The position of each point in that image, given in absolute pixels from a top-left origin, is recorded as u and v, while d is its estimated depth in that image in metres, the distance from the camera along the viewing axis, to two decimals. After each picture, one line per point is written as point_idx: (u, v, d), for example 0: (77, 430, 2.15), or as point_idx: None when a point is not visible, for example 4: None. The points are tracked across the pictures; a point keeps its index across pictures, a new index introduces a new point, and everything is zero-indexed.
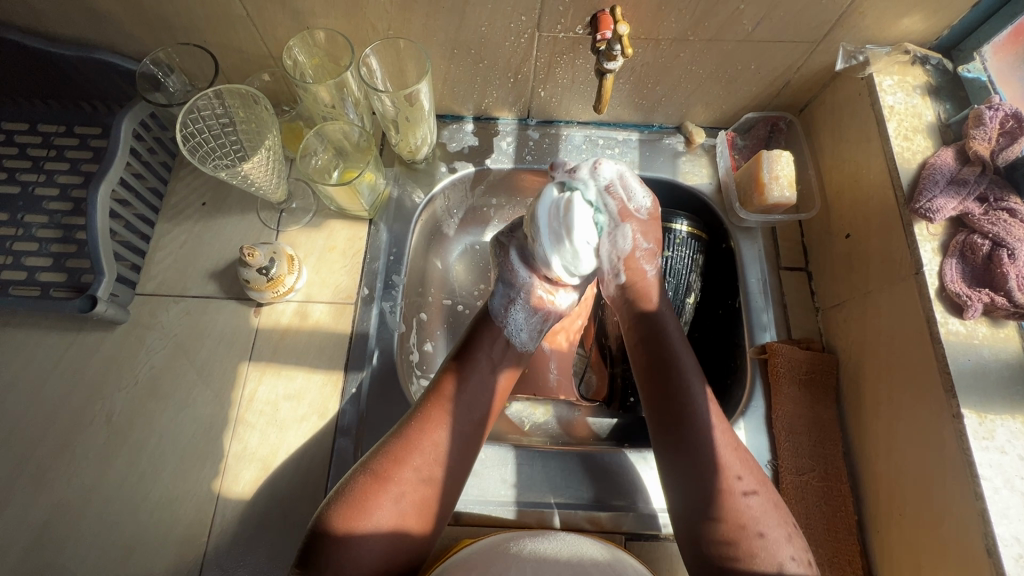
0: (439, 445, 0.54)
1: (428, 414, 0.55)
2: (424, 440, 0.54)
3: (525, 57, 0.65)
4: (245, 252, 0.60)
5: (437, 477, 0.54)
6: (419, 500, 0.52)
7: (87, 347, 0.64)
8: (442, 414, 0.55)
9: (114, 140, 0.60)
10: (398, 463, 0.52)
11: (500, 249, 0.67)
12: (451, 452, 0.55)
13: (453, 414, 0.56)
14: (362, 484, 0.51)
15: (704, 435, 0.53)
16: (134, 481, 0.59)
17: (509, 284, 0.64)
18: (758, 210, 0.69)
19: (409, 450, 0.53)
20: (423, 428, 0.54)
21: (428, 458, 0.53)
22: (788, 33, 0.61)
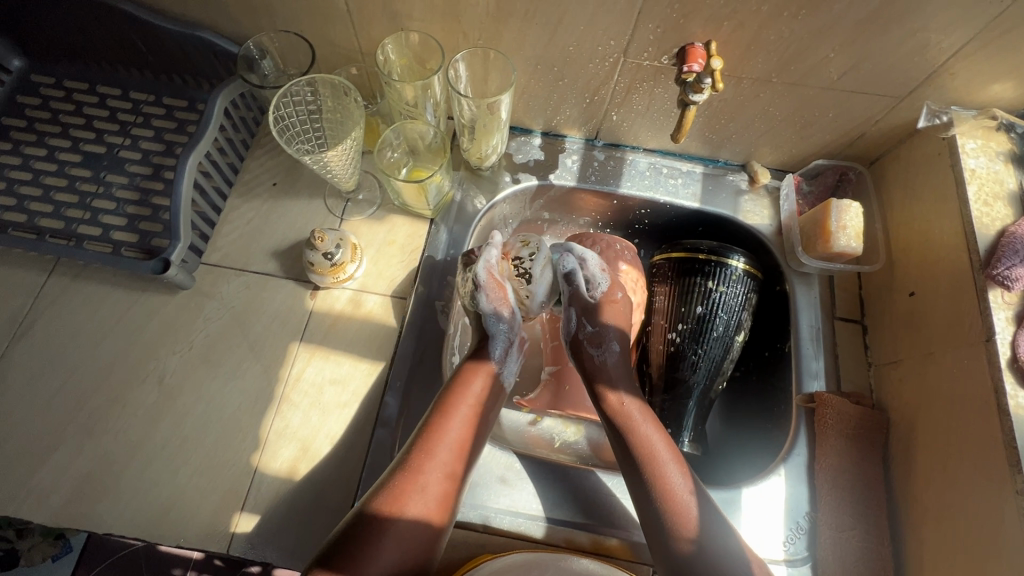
0: (445, 443, 0.55)
1: (443, 411, 0.58)
2: (433, 440, 0.55)
3: (606, 79, 0.66)
4: (316, 235, 0.62)
5: (447, 473, 0.54)
6: (435, 493, 0.53)
7: (149, 308, 0.66)
8: (445, 415, 0.57)
9: (208, 115, 0.63)
10: (416, 461, 0.54)
11: (494, 284, 0.64)
12: (461, 450, 0.56)
13: (455, 413, 0.57)
14: (387, 483, 0.53)
15: (655, 458, 0.57)
16: (177, 444, 0.60)
17: (509, 327, 0.66)
18: (821, 256, 0.68)
19: (421, 451, 0.54)
20: (433, 430, 0.56)
21: (436, 455, 0.54)
22: (874, 86, 0.61)
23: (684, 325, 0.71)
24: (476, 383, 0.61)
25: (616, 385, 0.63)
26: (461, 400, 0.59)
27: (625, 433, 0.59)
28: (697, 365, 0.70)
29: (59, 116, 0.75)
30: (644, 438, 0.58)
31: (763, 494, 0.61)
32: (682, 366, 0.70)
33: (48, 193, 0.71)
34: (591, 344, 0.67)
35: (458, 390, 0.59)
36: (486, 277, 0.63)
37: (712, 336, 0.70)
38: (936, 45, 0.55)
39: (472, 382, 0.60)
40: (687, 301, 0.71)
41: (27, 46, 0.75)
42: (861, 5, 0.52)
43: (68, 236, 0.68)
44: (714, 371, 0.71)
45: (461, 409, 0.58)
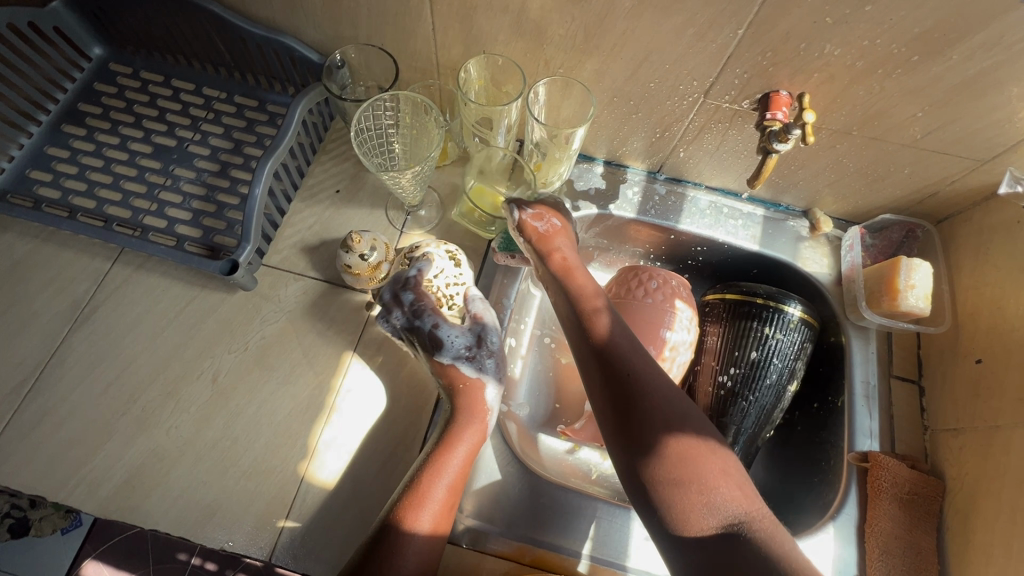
0: (428, 514, 0.52)
1: (452, 431, 0.57)
2: (421, 504, 0.52)
3: (680, 117, 0.66)
4: (352, 237, 0.62)
5: (431, 542, 0.52)
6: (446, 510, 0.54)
7: (208, 305, 0.66)
8: (434, 476, 0.54)
9: (288, 121, 0.63)
10: (428, 478, 0.54)
11: (421, 312, 0.61)
12: (446, 518, 0.53)
13: (442, 473, 0.54)
14: (403, 501, 0.53)
15: (633, 386, 0.49)
16: (227, 445, 0.60)
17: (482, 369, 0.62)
18: (885, 313, 0.67)
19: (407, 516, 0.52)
20: (415, 496, 0.53)
21: (419, 523, 0.52)
22: (957, 148, 0.60)
23: (736, 369, 0.70)
24: (463, 448, 0.56)
25: (570, 269, 0.59)
26: (469, 419, 0.58)
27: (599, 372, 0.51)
28: (747, 411, 0.69)
29: (133, 107, 0.77)
30: (620, 368, 0.50)
31: (812, 551, 0.59)
32: (732, 411, 0.69)
33: (118, 181, 0.72)
34: (534, 220, 0.62)
35: (443, 457, 0.55)
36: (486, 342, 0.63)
37: (765, 383, 0.69)
38: None
39: (459, 443, 0.56)
40: (741, 345, 0.70)
41: (110, 36, 0.77)
42: (961, 69, 0.51)
43: (135, 226, 0.69)
44: (763, 419, 0.70)
45: (452, 471, 0.55)
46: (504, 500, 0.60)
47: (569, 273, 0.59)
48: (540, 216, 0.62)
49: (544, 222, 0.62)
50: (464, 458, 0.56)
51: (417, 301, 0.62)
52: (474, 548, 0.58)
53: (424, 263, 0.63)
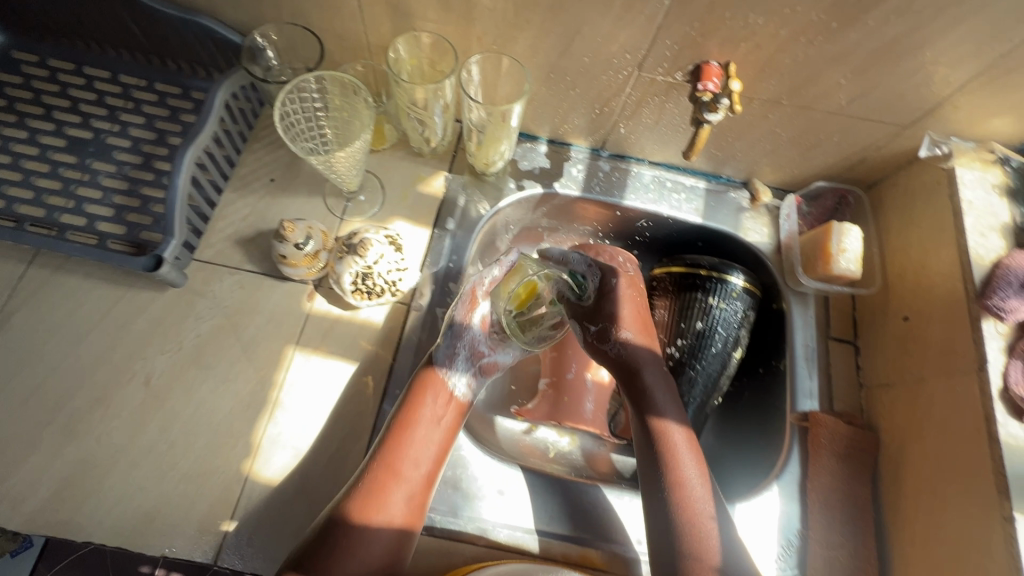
0: (382, 514, 0.51)
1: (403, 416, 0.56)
2: (375, 503, 0.52)
3: (617, 91, 0.66)
4: (285, 225, 0.59)
5: (387, 545, 0.51)
6: (407, 499, 0.53)
7: (136, 305, 0.63)
8: (390, 474, 0.53)
9: (209, 106, 0.60)
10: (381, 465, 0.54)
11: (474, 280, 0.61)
12: (407, 517, 0.53)
13: (398, 473, 0.53)
14: (356, 489, 0.52)
15: (678, 450, 0.55)
16: (164, 449, 0.57)
17: (455, 337, 0.59)
18: (821, 278, 0.69)
19: (361, 516, 0.51)
20: (366, 493, 0.52)
21: (372, 522, 0.51)
22: (880, 114, 0.62)
23: (683, 340, 0.71)
24: (422, 449, 0.55)
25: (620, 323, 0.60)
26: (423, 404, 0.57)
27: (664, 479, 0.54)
28: (694, 380, 0.70)
29: (42, 98, 0.71)
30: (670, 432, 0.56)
31: (756, 509, 0.62)
32: (680, 381, 0.71)
33: (29, 178, 0.67)
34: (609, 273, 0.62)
35: (395, 454, 0.54)
36: (487, 347, 0.61)
37: (711, 352, 0.71)
38: (942, 79, 0.56)
39: (413, 425, 0.56)
40: (687, 316, 0.72)
41: (11, 21, 0.71)
42: (878, 34, 0.53)
43: (50, 226, 0.65)
44: (710, 387, 0.71)
45: (409, 472, 0.54)
46: (457, 484, 0.60)
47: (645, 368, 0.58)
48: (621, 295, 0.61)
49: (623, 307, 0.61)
50: (423, 460, 0.55)
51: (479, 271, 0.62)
52: (429, 533, 0.58)
53: (360, 248, 0.60)
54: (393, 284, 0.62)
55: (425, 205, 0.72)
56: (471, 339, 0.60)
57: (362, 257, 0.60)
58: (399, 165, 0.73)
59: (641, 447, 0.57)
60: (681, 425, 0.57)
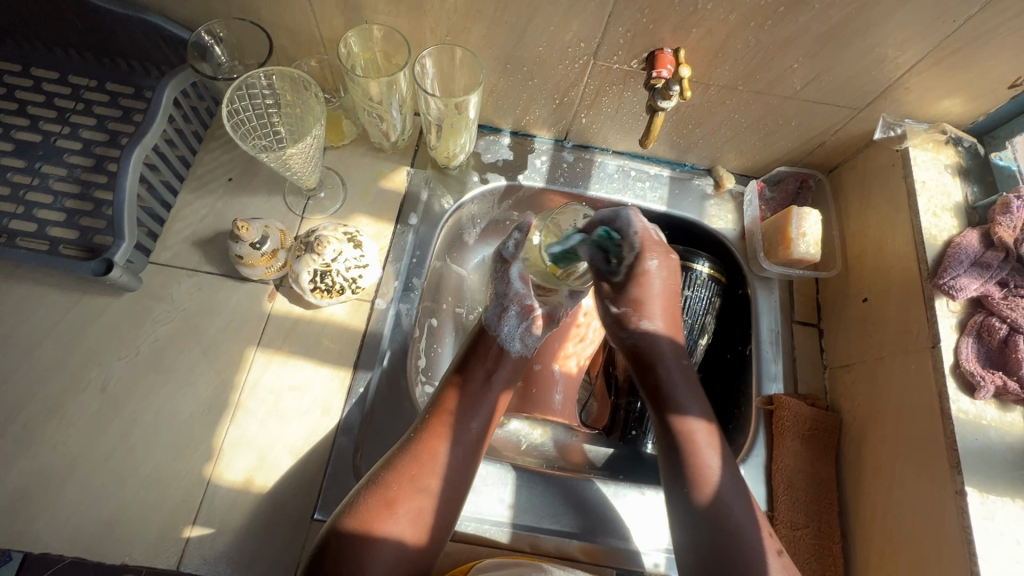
0: (431, 478, 0.51)
1: (433, 425, 0.54)
2: (423, 469, 0.51)
3: (575, 81, 0.65)
4: (238, 225, 0.57)
5: (433, 508, 0.51)
6: (421, 513, 0.50)
7: (90, 311, 0.61)
8: (442, 438, 0.53)
9: (155, 105, 0.59)
10: (405, 471, 0.51)
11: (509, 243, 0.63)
12: (424, 526, 0.50)
13: (450, 437, 0.54)
14: (368, 496, 0.49)
15: (695, 444, 0.53)
16: (122, 456, 0.56)
17: (501, 297, 0.61)
18: (781, 262, 0.70)
19: (404, 482, 0.50)
20: (415, 458, 0.52)
21: (420, 487, 0.50)
22: (834, 97, 0.62)
23: None
24: (475, 414, 0.56)
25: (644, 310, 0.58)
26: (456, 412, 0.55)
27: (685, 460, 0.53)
28: None
29: None
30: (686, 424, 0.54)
31: None
32: None
33: None
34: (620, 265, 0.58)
35: (452, 416, 0.55)
36: (533, 299, 0.62)
37: None
38: (892, 60, 0.57)
39: (443, 434, 0.54)
40: None
41: None
42: (825, 17, 0.53)
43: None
44: None
45: (460, 436, 0.54)
46: None
47: (658, 348, 0.58)
48: (655, 273, 0.57)
49: (650, 286, 0.58)
50: (477, 424, 0.56)
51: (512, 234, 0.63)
52: None
53: (316, 245, 0.59)
54: (353, 282, 0.62)
55: (387, 201, 0.71)
56: (516, 295, 0.61)
57: (319, 255, 0.59)
58: (360, 161, 0.73)
59: (661, 445, 0.56)
60: (699, 416, 0.55)
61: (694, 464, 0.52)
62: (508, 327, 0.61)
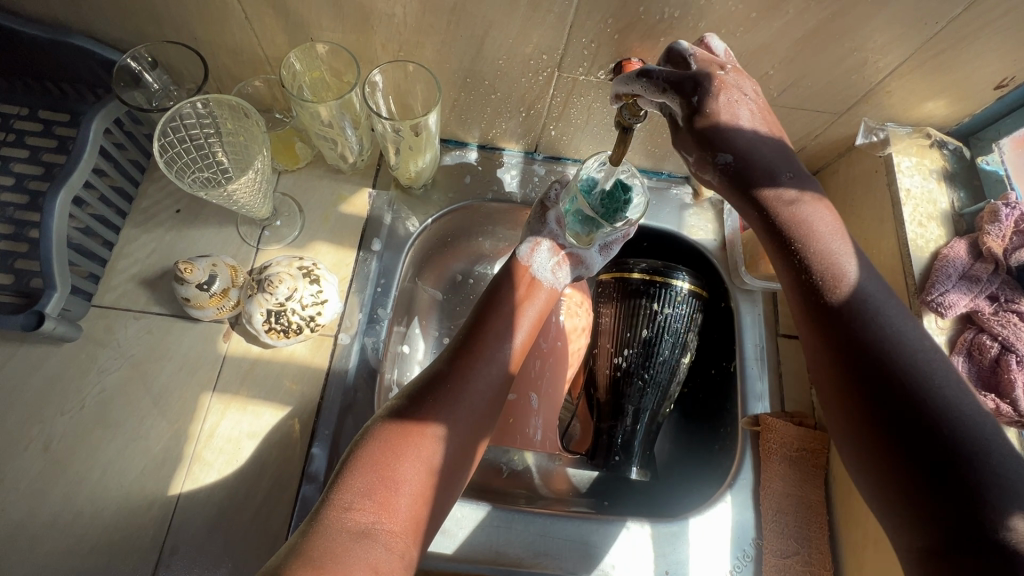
0: (457, 401, 0.49)
1: (444, 376, 0.50)
2: (427, 418, 0.47)
3: (541, 94, 0.62)
4: (181, 266, 0.53)
5: (461, 436, 0.48)
6: (431, 467, 0.46)
7: (28, 363, 0.57)
8: (470, 362, 0.51)
9: (82, 140, 0.55)
10: (411, 423, 0.46)
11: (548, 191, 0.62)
12: (430, 480, 0.45)
13: (480, 362, 0.51)
14: (372, 453, 0.44)
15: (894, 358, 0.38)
16: (69, 520, 0.53)
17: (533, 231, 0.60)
18: (763, 276, 0.67)
19: (407, 429, 0.46)
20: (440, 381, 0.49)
21: (447, 405, 0.48)
22: (813, 102, 0.59)
23: (630, 350, 0.68)
24: (509, 333, 0.54)
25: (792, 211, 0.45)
26: (477, 357, 0.51)
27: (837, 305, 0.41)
28: (645, 390, 0.68)
29: None
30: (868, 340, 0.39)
31: (711, 521, 0.60)
32: (629, 391, 0.68)
33: None
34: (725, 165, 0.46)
35: (481, 341, 0.52)
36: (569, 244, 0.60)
37: (659, 360, 0.68)
38: (873, 64, 0.53)
39: (459, 382, 0.50)
40: (633, 324, 0.68)
41: None
42: (800, 23, 0.49)
43: None
44: (662, 394, 0.69)
45: (474, 385, 0.50)
46: None
47: (806, 228, 0.44)
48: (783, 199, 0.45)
49: (739, 136, 0.46)
50: (509, 348, 0.53)
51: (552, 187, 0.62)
52: None
53: (269, 283, 0.55)
54: (311, 320, 0.58)
55: (348, 226, 0.67)
56: (552, 233, 0.60)
57: (272, 294, 0.55)
58: (319, 184, 0.68)
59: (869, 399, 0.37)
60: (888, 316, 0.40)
61: (901, 408, 0.36)
62: (539, 262, 0.59)
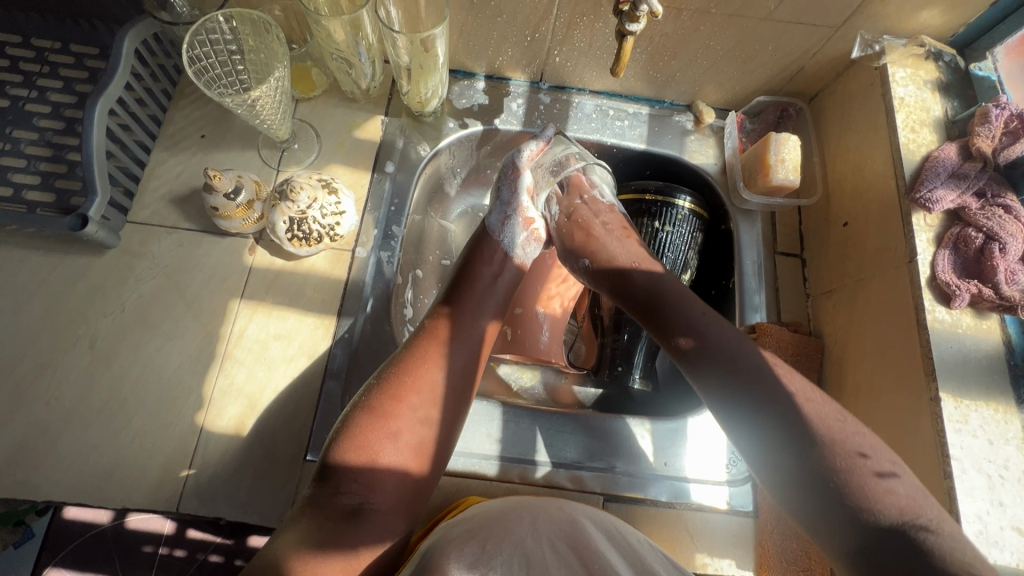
0: (439, 374, 0.52)
1: (424, 345, 0.53)
2: (417, 387, 0.51)
3: (545, 14, 0.64)
4: (210, 174, 0.57)
5: (439, 413, 0.51)
6: (425, 431, 0.50)
7: (73, 271, 0.62)
8: (443, 345, 0.53)
9: (116, 57, 0.58)
10: (398, 398, 0.50)
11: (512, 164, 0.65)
12: (426, 443, 0.50)
13: (454, 341, 0.54)
14: (363, 426, 0.48)
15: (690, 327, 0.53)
16: (115, 408, 0.58)
17: (506, 203, 0.64)
18: (761, 192, 0.69)
19: (396, 401, 0.50)
20: (419, 356, 0.52)
21: (432, 376, 0.51)
22: (810, 15, 0.60)
23: None
24: (485, 307, 0.57)
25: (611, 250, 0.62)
26: (457, 330, 0.55)
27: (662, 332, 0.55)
28: None
29: None
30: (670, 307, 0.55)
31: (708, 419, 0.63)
32: None
33: None
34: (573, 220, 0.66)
35: (460, 314, 0.56)
36: (534, 213, 0.66)
37: None
38: None
39: (442, 357, 0.53)
40: None
41: None
42: None
43: None
44: None
45: (455, 351, 0.54)
46: None
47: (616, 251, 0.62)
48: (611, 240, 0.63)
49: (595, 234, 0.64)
50: (485, 321, 0.57)
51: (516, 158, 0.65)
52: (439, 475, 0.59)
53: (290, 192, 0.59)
54: (330, 230, 0.62)
55: (362, 150, 0.71)
56: (522, 207, 0.64)
57: (294, 203, 0.59)
58: (334, 112, 0.72)
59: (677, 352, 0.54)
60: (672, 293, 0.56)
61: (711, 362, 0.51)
62: (511, 235, 0.63)
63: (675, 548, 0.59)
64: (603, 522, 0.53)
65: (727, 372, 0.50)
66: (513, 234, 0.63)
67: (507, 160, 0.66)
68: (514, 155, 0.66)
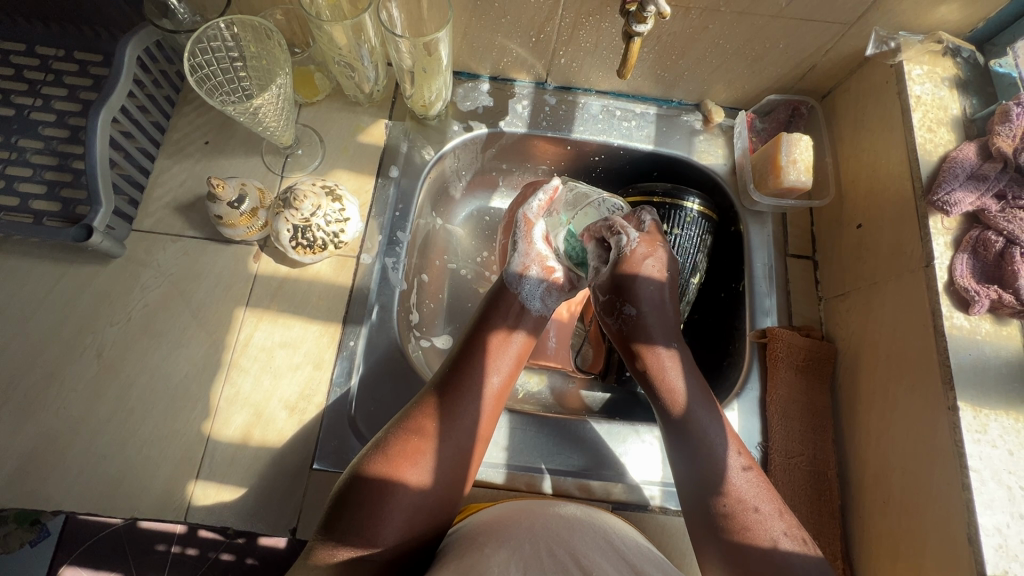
0: (448, 429, 0.52)
1: (438, 398, 0.54)
2: (427, 441, 0.51)
3: (550, 15, 0.62)
4: (213, 184, 0.57)
5: (443, 472, 0.51)
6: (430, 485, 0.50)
7: (79, 280, 0.62)
8: (454, 400, 0.54)
9: (118, 65, 0.58)
10: (408, 450, 0.50)
11: (523, 218, 0.62)
12: (429, 498, 0.50)
13: (465, 395, 0.54)
14: (371, 475, 0.49)
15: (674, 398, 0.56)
16: (123, 418, 0.58)
17: (523, 254, 0.61)
18: (771, 193, 0.68)
19: (405, 452, 0.50)
20: (431, 410, 0.53)
21: (442, 432, 0.52)
22: (823, 13, 0.58)
23: None
24: (496, 366, 0.57)
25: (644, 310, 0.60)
26: (471, 386, 0.55)
27: (660, 396, 0.57)
28: None
29: None
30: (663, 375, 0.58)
31: None
32: None
33: None
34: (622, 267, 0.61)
35: (470, 370, 0.56)
36: (554, 260, 0.62)
37: None
38: None
39: (455, 412, 0.53)
40: None
41: None
42: None
43: None
44: None
45: (466, 406, 0.54)
46: None
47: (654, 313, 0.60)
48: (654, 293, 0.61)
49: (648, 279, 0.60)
50: (497, 379, 0.57)
51: (527, 210, 0.63)
52: None
53: (293, 200, 0.59)
54: (335, 237, 0.61)
55: (366, 155, 0.70)
56: (538, 255, 0.61)
57: (298, 211, 0.59)
58: (337, 116, 0.71)
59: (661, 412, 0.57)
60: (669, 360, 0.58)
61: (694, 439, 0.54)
62: (529, 285, 0.61)
63: (686, 552, 0.59)
64: (602, 530, 0.52)
65: (699, 455, 0.54)
66: (535, 290, 0.61)
67: (517, 212, 0.64)
68: (524, 208, 0.63)
